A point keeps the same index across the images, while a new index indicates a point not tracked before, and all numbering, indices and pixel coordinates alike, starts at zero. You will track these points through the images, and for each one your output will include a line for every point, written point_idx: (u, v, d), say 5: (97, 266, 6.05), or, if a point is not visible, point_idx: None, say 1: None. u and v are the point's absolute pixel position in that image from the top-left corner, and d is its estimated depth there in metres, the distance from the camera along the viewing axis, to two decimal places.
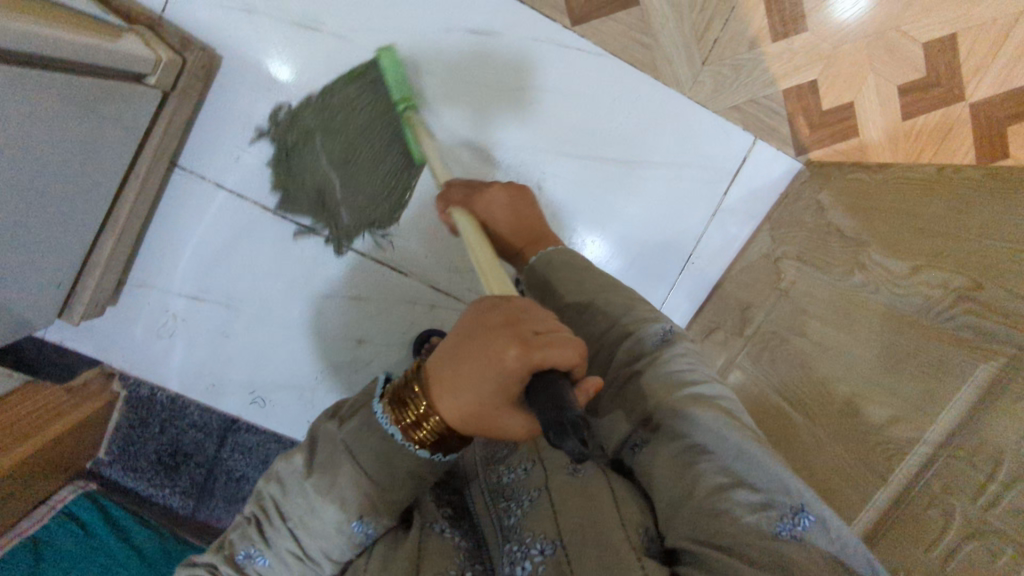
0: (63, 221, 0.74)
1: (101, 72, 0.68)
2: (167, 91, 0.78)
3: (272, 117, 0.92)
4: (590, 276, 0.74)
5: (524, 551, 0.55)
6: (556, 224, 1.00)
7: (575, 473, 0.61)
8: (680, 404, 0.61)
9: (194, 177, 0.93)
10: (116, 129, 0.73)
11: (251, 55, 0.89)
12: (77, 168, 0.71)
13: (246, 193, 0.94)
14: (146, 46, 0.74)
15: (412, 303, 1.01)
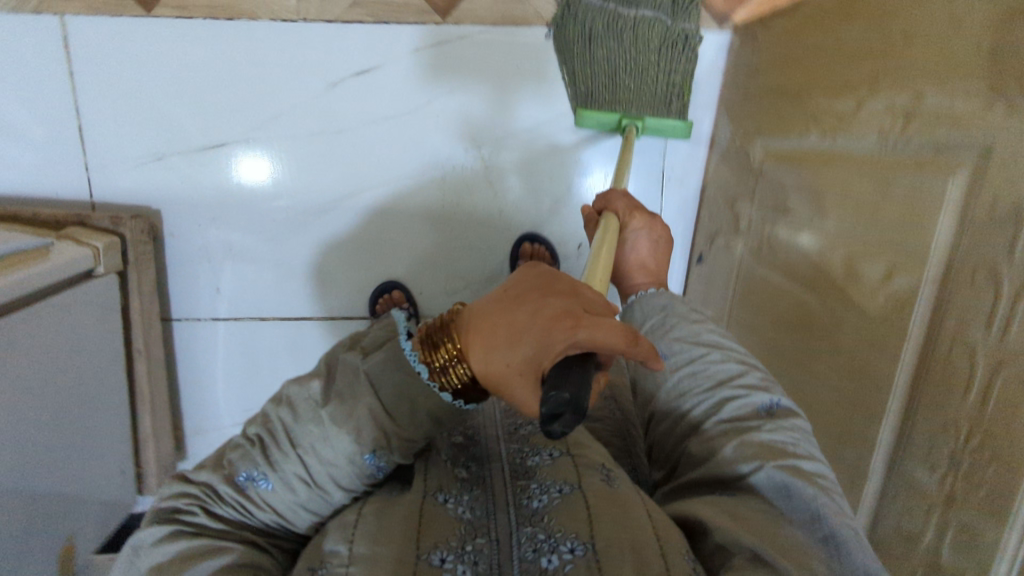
0: (77, 416, 0.80)
1: (57, 287, 0.76)
2: (122, 268, 0.89)
3: (227, 240, 0.98)
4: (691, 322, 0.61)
5: (551, 542, 0.44)
6: (524, 196, 1.03)
7: (614, 482, 0.51)
8: (757, 470, 0.48)
9: (193, 324, 1.01)
10: (85, 323, 0.81)
11: (187, 196, 0.96)
12: (59, 369, 0.77)
13: (242, 314, 1.01)
14: (80, 245, 0.82)
15: None
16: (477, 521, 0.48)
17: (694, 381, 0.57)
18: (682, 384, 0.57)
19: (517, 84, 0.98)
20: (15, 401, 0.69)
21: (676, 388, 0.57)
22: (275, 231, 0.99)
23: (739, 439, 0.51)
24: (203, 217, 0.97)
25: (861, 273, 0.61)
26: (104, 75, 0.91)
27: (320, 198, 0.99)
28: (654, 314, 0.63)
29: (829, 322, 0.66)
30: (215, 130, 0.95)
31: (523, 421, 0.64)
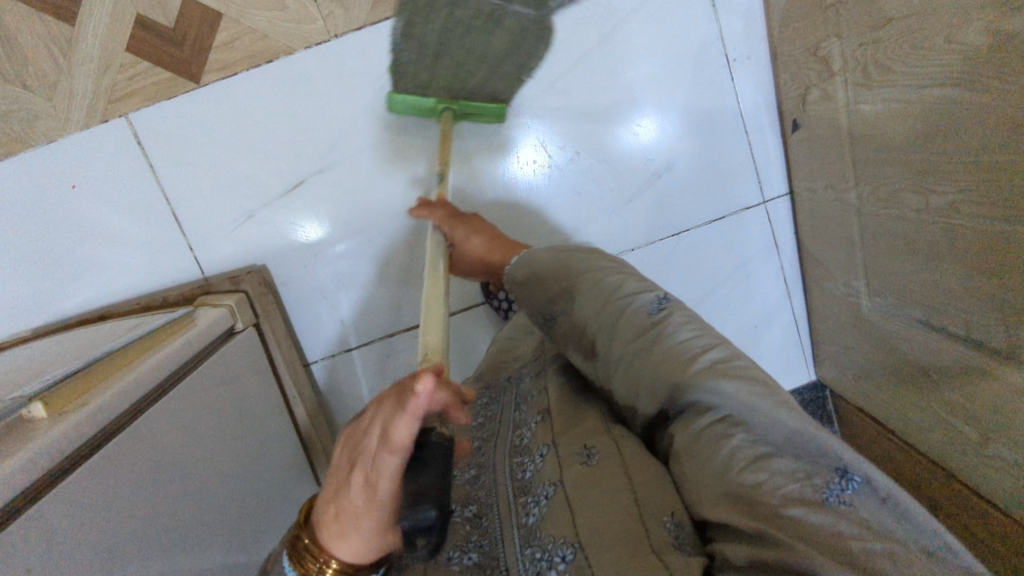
0: (271, 457, 0.84)
1: (215, 346, 0.78)
2: (257, 321, 0.90)
3: (332, 271, 1.03)
4: (573, 265, 0.72)
5: (546, 559, 0.52)
6: (598, 145, 1.02)
7: (592, 460, 0.57)
8: (684, 394, 0.55)
9: (327, 360, 1.05)
10: (246, 371, 0.83)
11: (284, 243, 1.01)
12: (246, 417, 0.80)
13: (367, 334, 1.05)
14: (217, 305, 0.84)
15: None
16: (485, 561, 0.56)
17: (596, 315, 0.66)
18: (586, 320, 0.67)
19: (557, 38, 0.98)
20: (227, 453, 0.73)
21: (586, 317, 0.66)
22: (374, 251, 1.03)
23: (669, 362, 0.57)
24: (305, 256, 1.02)
25: (1016, 158, 0.58)
26: (178, 160, 0.97)
27: (403, 203, 1.02)
28: (535, 277, 0.74)
29: (977, 217, 0.64)
30: (290, 168, 0.99)
31: (523, 427, 0.67)
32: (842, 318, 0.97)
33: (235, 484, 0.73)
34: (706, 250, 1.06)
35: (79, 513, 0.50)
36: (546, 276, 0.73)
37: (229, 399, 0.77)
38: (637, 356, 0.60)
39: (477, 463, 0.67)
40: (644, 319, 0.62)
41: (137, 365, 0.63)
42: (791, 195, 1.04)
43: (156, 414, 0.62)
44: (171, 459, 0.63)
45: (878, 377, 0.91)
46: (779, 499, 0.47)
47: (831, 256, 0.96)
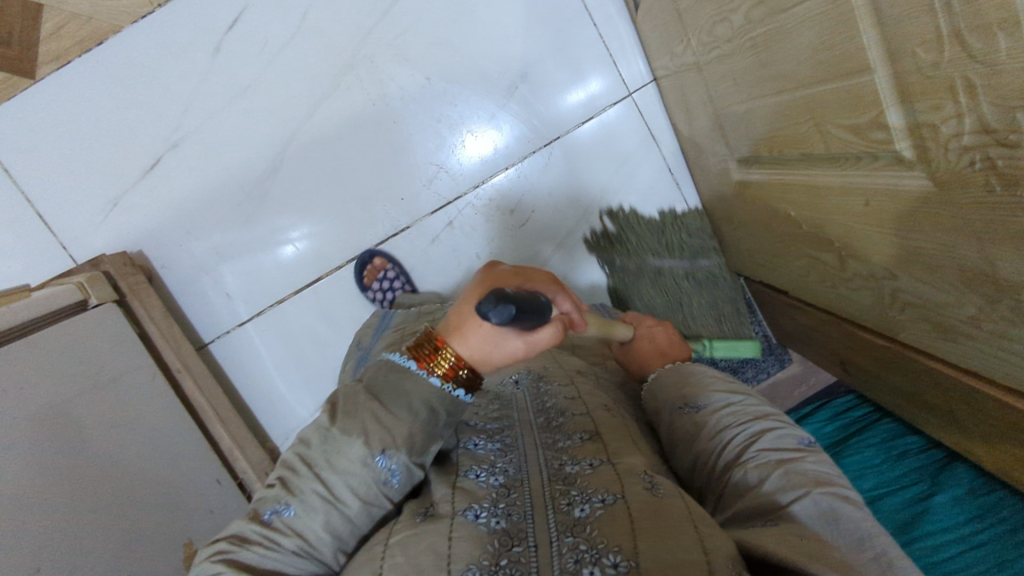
0: (150, 428, 0.83)
1: (56, 319, 0.78)
2: (121, 297, 0.90)
3: (209, 244, 1.01)
4: (733, 386, 0.70)
5: (593, 556, 0.44)
6: (448, 68, 1.00)
7: (657, 491, 0.51)
8: (804, 504, 0.51)
9: (225, 338, 1.04)
10: (107, 346, 0.82)
11: (154, 223, 1.00)
12: (104, 391, 0.79)
13: (259, 302, 1.04)
14: (63, 284, 0.83)
15: (438, 240, 1.04)
16: (514, 528, 0.47)
17: (739, 419, 0.63)
18: (730, 422, 0.63)
19: None
20: (70, 425, 0.72)
21: (722, 415, 0.64)
22: (246, 216, 1.01)
23: (815, 484, 0.54)
24: (180, 234, 1.01)
25: None
26: (34, 159, 0.97)
27: (264, 163, 1.00)
28: (694, 380, 0.71)
29: (763, 17, 0.60)
30: (146, 147, 0.98)
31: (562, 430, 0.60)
32: (722, 191, 0.93)
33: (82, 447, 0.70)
34: (584, 155, 1.03)
35: None
36: (673, 383, 0.73)
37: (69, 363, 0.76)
38: (771, 470, 0.55)
39: (502, 443, 0.59)
40: (789, 443, 0.59)
41: None
42: (656, 82, 1.01)
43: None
44: None
45: (762, 241, 0.87)
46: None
47: (698, 129, 0.92)
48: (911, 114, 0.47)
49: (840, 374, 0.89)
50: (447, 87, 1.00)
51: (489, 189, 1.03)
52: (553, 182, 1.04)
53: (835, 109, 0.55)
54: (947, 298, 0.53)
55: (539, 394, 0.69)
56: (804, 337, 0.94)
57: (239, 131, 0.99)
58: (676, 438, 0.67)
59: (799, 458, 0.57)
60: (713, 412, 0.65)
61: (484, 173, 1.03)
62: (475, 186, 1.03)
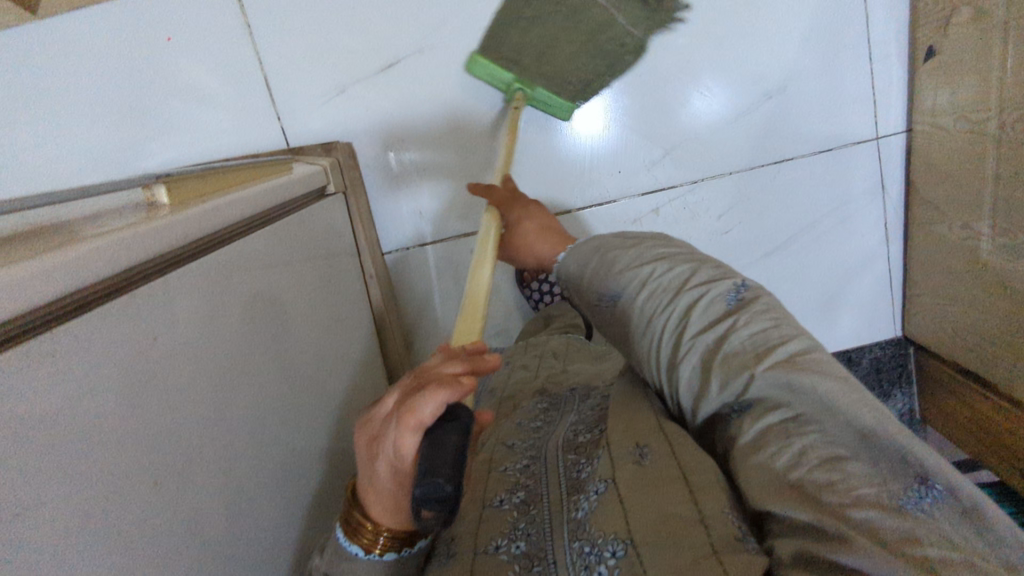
0: (351, 329, 0.83)
1: (306, 201, 0.75)
2: (345, 190, 0.88)
3: (418, 158, 1.00)
4: (635, 247, 0.65)
5: (596, 554, 0.48)
6: (715, 55, 0.96)
7: (644, 460, 0.53)
8: (770, 413, 0.49)
9: (405, 254, 1.03)
10: (335, 236, 0.81)
11: (373, 122, 0.98)
12: (331, 279, 0.78)
13: (446, 229, 1.03)
14: (311, 163, 0.81)
15: (638, 221, 1.03)
16: (533, 551, 0.52)
17: (656, 292, 0.60)
18: (650, 304, 0.60)
19: None
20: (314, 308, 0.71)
21: (641, 300, 0.61)
22: (463, 142, 0.99)
23: (751, 353, 0.52)
24: (392, 140, 0.99)
25: None
26: (278, 24, 0.94)
27: (498, 93, 0.97)
28: (592, 258, 0.68)
29: None
30: (390, 44, 0.95)
31: (581, 430, 0.64)
32: (950, 264, 0.91)
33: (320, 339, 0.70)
34: (808, 183, 1.01)
35: (196, 294, 0.48)
36: (614, 252, 0.66)
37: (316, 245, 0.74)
38: (715, 358, 0.54)
39: (528, 459, 0.65)
40: (710, 303, 0.57)
41: (233, 195, 0.57)
42: (908, 133, 0.98)
43: (257, 237, 0.59)
44: (269, 292, 0.60)
45: (985, 326, 0.86)
46: (844, 501, 0.43)
47: (949, 196, 0.90)
48: None
49: (1012, 480, 0.89)
50: (700, 79, 0.97)
51: (707, 187, 1.01)
52: (768, 202, 1.02)
53: None
54: None
55: (588, 397, 0.74)
56: (976, 429, 0.94)
57: None
58: (615, 337, 0.65)
59: (724, 325, 0.54)
60: (622, 302, 0.62)
61: (703, 171, 1.01)
62: (691, 182, 1.01)
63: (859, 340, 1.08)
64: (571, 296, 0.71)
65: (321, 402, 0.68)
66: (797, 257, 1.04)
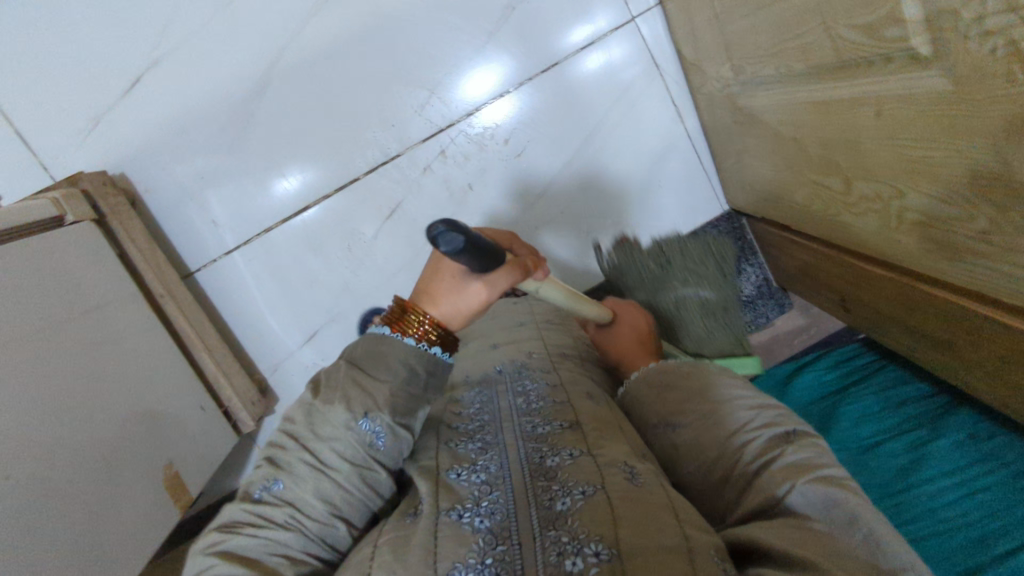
0: (130, 351, 0.82)
1: (33, 227, 0.76)
2: (99, 217, 0.87)
3: (192, 169, 0.99)
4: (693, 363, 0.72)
5: (576, 547, 0.47)
6: None
7: (635, 480, 0.54)
8: (802, 488, 0.50)
9: (212, 266, 1.02)
10: (84, 263, 0.81)
11: (135, 143, 0.97)
12: (83, 304, 0.78)
13: (247, 232, 1.01)
14: (37, 198, 0.80)
15: (431, 170, 1.01)
16: (498, 528, 0.50)
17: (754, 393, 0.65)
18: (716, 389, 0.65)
19: None
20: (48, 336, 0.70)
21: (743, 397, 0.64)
22: (230, 140, 0.98)
23: (789, 464, 0.53)
24: (162, 157, 0.98)
25: None
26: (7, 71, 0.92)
27: (249, 84, 0.96)
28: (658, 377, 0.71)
29: None
30: (124, 62, 0.94)
31: (537, 417, 0.65)
32: (725, 121, 0.88)
33: (53, 367, 0.69)
34: (583, 81, 0.98)
35: None
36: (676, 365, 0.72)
37: (48, 276, 0.74)
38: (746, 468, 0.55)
39: (482, 440, 0.63)
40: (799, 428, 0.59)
41: None
42: (660, 5, 0.96)
43: None
44: None
45: (762, 173, 0.83)
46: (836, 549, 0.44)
47: (703, 53, 0.87)
48: (929, 3, 0.42)
49: (836, 312, 0.86)
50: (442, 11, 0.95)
51: (483, 118, 0.99)
52: (550, 113, 0.99)
53: (843, 8, 0.51)
54: (957, 213, 0.50)
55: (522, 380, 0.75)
56: (806, 276, 0.91)
57: (223, 49, 0.95)
58: (662, 450, 0.66)
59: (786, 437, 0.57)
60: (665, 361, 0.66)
61: (477, 98, 0.99)
62: (468, 114, 0.99)
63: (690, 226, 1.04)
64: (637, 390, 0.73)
65: (60, 428, 0.67)
66: (600, 158, 1.01)
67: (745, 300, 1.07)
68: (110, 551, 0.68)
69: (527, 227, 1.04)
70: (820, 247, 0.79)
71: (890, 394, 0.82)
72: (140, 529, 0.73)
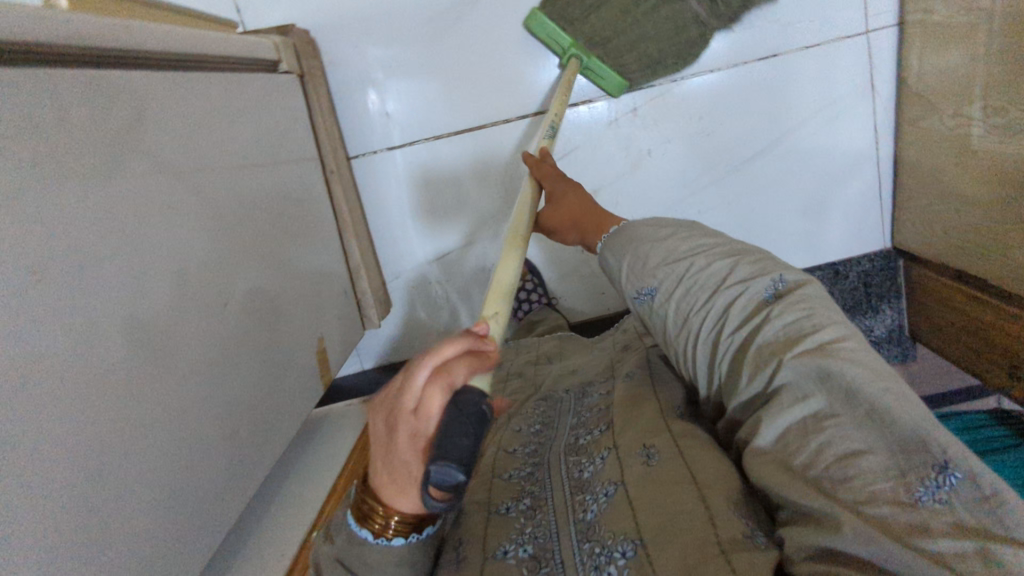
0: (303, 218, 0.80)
1: (252, 67, 0.74)
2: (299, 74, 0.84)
3: (381, 55, 0.95)
4: (670, 239, 0.62)
5: (607, 553, 0.48)
6: None
7: (653, 461, 0.53)
8: (786, 372, 0.48)
9: (372, 157, 1.00)
10: (284, 118, 0.78)
11: (332, 12, 0.93)
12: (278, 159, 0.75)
13: (415, 135, 0.99)
14: (261, 37, 0.77)
15: (614, 125, 0.98)
16: (541, 552, 0.52)
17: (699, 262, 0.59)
18: (685, 302, 0.58)
19: None
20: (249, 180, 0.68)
21: (682, 294, 0.58)
22: (427, 36, 0.95)
23: (765, 351, 0.50)
24: (358, 34, 0.95)
25: None
26: None
27: None
28: (627, 255, 0.64)
29: None
30: None
31: (581, 432, 0.65)
32: (941, 159, 0.86)
33: (251, 211, 0.67)
34: (795, 82, 0.96)
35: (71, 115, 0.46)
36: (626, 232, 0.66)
37: (257, 118, 0.71)
38: (737, 345, 0.53)
39: (532, 465, 0.64)
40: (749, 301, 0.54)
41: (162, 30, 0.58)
42: (899, 26, 0.93)
43: (164, 79, 0.57)
44: (180, 137, 0.58)
45: (975, 222, 0.82)
46: (883, 503, 0.40)
47: (941, 84, 0.85)
48: None
49: (993, 374, 0.85)
50: None
51: (684, 88, 0.96)
52: (751, 103, 0.97)
53: None
54: None
55: (583, 394, 0.76)
56: (964, 334, 0.90)
57: None
58: (656, 332, 0.63)
59: (757, 319, 0.52)
60: (657, 299, 0.61)
61: (685, 67, 0.96)
62: (671, 80, 0.96)
63: (846, 252, 1.03)
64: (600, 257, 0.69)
65: (252, 275, 0.65)
66: (782, 161, 0.99)
67: (872, 338, 1.07)
68: (273, 406, 0.67)
69: (688, 208, 1.02)
70: (1014, 309, 0.78)
71: None
72: (293, 391, 0.72)
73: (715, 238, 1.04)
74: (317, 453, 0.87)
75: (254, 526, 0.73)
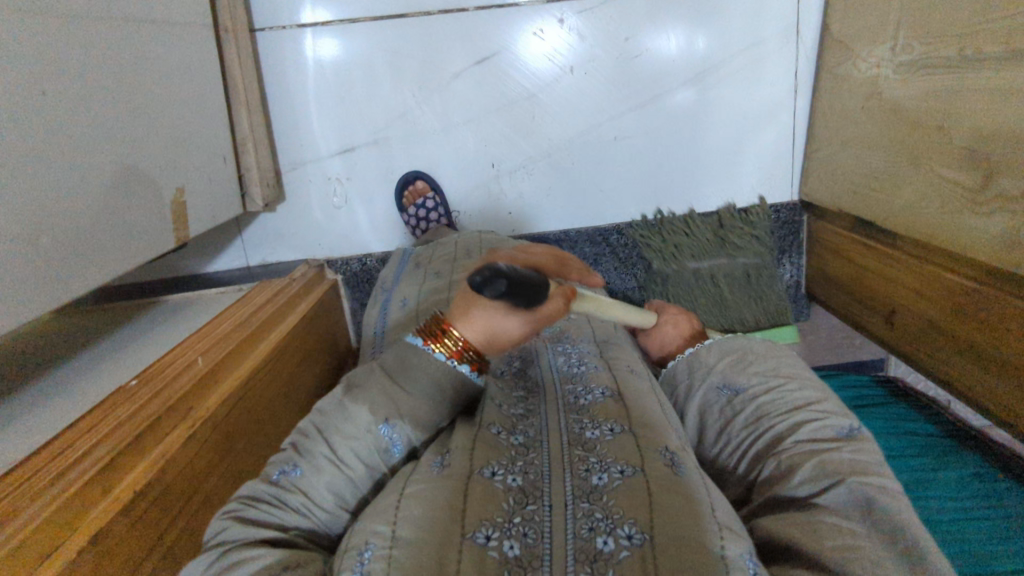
0: (171, 60, 0.74)
1: None
2: None
3: None
4: (773, 364, 0.65)
5: (608, 525, 0.41)
6: None
7: (680, 469, 0.47)
8: (838, 493, 0.47)
9: (278, 33, 0.93)
10: None
11: None
12: None
13: (326, 13, 0.93)
14: None
15: (538, 35, 0.95)
16: (531, 489, 0.45)
17: (784, 399, 0.59)
18: (762, 410, 0.59)
19: None
20: None
21: (767, 405, 0.59)
22: None
23: (824, 466, 0.50)
24: None
25: None
26: None
27: None
28: (732, 356, 0.67)
29: None
30: None
31: (580, 387, 0.59)
32: (849, 103, 0.87)
33: (99, 18, 0.62)
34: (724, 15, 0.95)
35: None
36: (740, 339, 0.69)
37: None
38: (795, 450, 0.53)
39: (526, 408, 0.58)
40: (820, 426, 0.55)
41: None
42: None
43: None
44: None
45: (869, 165, 0.83)
46: None
47: (859, 28, 0.85)
48: None
49: (875, 325, 0.86)
50: None
51: (613, 5, 0.94)
52: (678, 32, 0.95)
53: None
54: None
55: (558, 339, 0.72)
56: (853, 284, 0.91)
57: None
58: (707, 424, 0.64)
59: (829, 444, 0.53)
60: (734, 397, 0.63)
61: None
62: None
63: (756, 199, 1.03)
64: (670, 372, 0.73)
65: (94, 82, 0.61)
66: (705, 97, 0.98)
67: None
68: (117, 234, 0.63)
69: (606, 133, 0.99)
70: (900, 250, 0.79)
71: (896, 425, 0.92)
72: (147, 231, 0.67)
73: (631, 172, 1.02)
74: (176, 327, 0.81)
75: (85, 373, 0.68)
